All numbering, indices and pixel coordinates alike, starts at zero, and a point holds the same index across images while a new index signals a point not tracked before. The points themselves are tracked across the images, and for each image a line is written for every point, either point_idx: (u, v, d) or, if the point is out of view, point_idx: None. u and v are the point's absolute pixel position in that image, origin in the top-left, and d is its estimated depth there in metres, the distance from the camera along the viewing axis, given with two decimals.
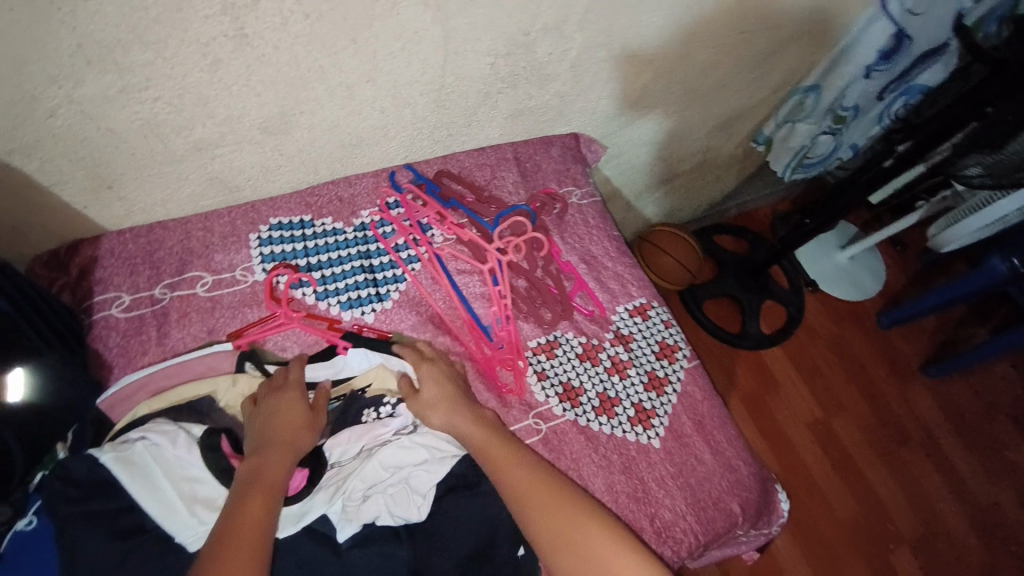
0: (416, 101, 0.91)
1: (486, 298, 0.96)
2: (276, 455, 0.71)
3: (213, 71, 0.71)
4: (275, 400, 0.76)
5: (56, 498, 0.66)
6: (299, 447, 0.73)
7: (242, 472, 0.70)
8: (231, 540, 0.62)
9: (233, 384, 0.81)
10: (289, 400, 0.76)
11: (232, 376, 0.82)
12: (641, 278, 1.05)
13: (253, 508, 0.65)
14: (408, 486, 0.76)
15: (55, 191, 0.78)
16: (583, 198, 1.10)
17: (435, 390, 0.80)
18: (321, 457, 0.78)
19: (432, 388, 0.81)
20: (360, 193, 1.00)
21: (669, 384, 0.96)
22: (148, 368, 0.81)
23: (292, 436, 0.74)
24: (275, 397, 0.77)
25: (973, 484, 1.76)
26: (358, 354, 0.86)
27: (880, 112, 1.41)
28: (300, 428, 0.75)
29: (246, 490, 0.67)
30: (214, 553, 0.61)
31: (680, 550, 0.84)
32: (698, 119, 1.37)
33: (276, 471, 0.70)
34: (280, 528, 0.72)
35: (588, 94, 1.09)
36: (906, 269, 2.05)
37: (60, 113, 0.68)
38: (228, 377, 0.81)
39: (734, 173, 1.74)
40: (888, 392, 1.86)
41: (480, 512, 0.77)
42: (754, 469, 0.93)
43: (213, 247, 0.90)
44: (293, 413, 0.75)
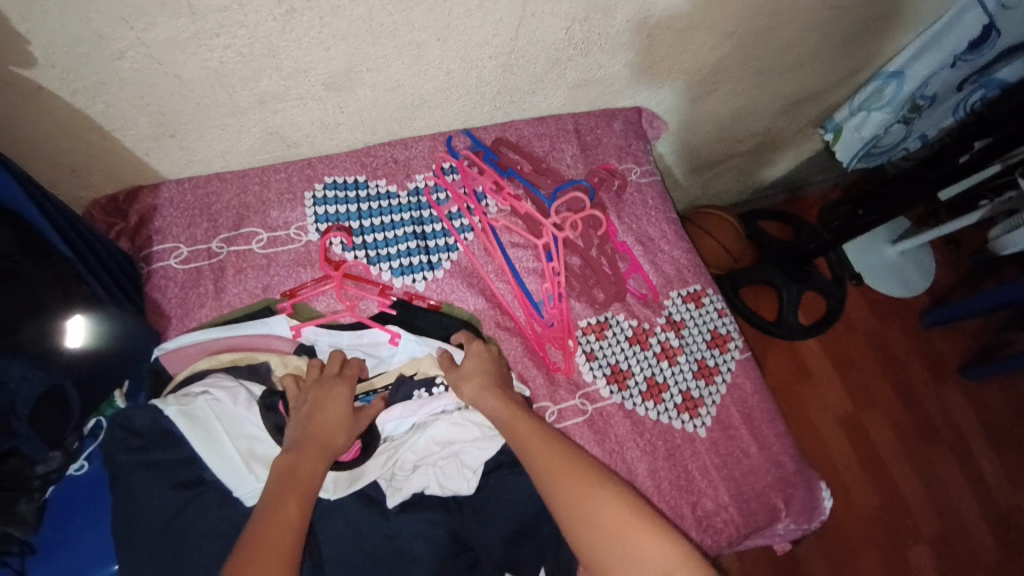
0: (484, 63, 0.87)
1: (538, 274, 0.94)
2: (312, 456, 0.68)
3: (287, 21, 0.67)
4: (318, 392, 0.73)
5: (117, 446, 0.67)
6: (332, 448, 0.70)
7: (275, 468, 0.67)
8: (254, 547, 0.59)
9: (283, 364, 0.80)
10: (334, 395, 0.73)
11: (282, 357, 0.81)
12: (697, 264, 1.02)
13: (282, 512, 0.62)
14: (459, 460, 0.78)
15: (118, 137, 0.76)
16: (642, 175, 1.07)
17: (474, 364, 0.79)
18: (376, 432, 0.79)
19: (469, 367, 0.79)
20: (416, 156, 0.97)
21: (718, 374, 0.94)
22: (209, 332, 0.81)
23: (331, 436, 0.70)
24: (319, 389, 0.73)
25: (1001, 491, 1.73)
26: (407, 346, 0.84)
27: (956, 103, 1.33)
28: (338, 430, 0.71)
29: (276, 490, 0.64)
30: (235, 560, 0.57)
31: (719, 539, 0.85)
32: (765, 98, 1.30)
33: (310, 473, 0.67)
34: (332, 489, 0.74)
35: (660, 66, 1.03)
36: (956, 269, 1.98)
37: (129, 56, 0.65)
38: (280, 356, 0.80)
39: (789, 157, 1.67)
40: (923, 392, 1.82)
41: (527, 488, 0.77)
42: (800, 466, 0.92)
43: (270, 204, 0.90)
44: (334, 411, 0.72)
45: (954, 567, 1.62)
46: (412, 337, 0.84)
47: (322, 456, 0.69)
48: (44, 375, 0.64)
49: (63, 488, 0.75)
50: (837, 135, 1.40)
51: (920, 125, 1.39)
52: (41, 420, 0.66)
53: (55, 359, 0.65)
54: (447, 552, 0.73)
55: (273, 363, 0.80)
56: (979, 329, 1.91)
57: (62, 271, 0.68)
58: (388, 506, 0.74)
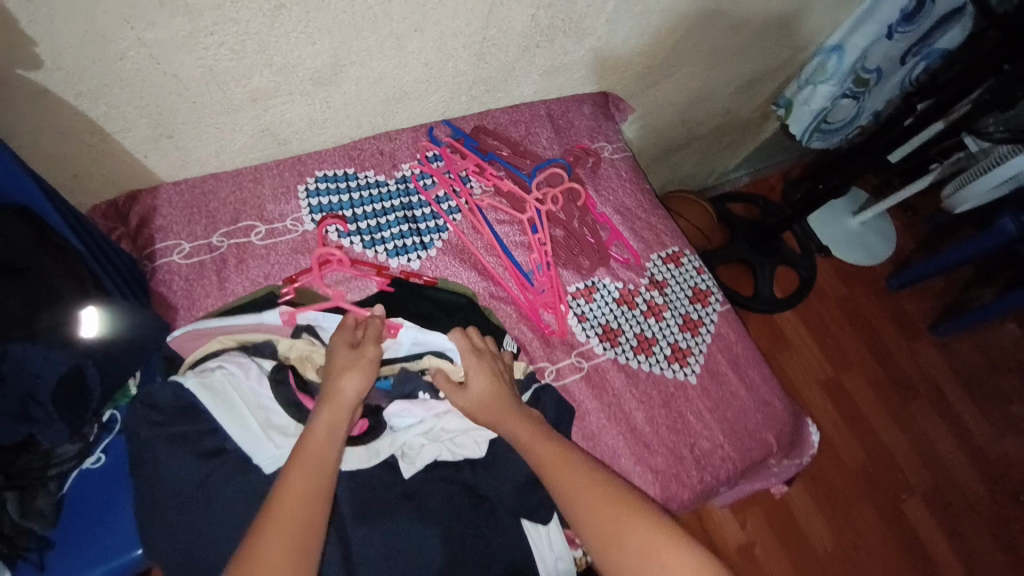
0: (459, 53, 0.93)
1: (526, 247, 1.00)
2: (333, 410, 0.71)
3: (275, 16, 0.73)
4: (333, 353, 0.76)
5: (141, 421, 0.72)
6: (341, 391, 0.72)
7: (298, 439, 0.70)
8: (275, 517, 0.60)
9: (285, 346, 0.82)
10: (337, 349, 0.77)
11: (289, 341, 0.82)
12: (673, 229, 1.09)
13: (300, 476, 0.64)
14: (467, 436, 0.82)
15: (118, 139, 0.81)
16: (614, 152, 1.14)
17: (483, 385, 0.80)
18: (382, 419, 0.81)
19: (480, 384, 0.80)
20: (400, 148, 1.03)
21: (703, 326, 1.01)
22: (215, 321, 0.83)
23: (346, 387, 0.73)
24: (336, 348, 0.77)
25: (982, 438, 1.81)
26: (409, 334, 0.86)
27: (902, 78, 1.44)
28: (353, 378, 0.73)
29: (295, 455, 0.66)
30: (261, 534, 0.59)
31: (718, 474, 0.90)
32: (721, 79, 1.40)
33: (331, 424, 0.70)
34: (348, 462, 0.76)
35: (622, 49, 1.11)
36: (915, 233, 2.10)
37: (130, 56, 0.70)
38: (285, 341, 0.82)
39: (749, 137, 1.77)
40: (897, 351, 1.90)
41: None
42: (787, 405, 0.98)
43: (265, 199, 0.94)
44: (339, 360, 0.75)
45: (946, 512, 1.68)
46: (413, 328, 0.86)
47: (345, 408, 0.72)
48: (67, 354, 0.66)
49: (82, 478, 0.76)
50: (789, 109, 1.50)
51: (871, 99, 1.48)
52: (60, 402, 0.67)
53: (71, 347, 0.67)
54: (464, 505, 0.77)
55: (278, 342, 0.82)
56: (944, 288, 2.02)
57: (76, 265, 0.71)
58: (405, 475, 0.78)
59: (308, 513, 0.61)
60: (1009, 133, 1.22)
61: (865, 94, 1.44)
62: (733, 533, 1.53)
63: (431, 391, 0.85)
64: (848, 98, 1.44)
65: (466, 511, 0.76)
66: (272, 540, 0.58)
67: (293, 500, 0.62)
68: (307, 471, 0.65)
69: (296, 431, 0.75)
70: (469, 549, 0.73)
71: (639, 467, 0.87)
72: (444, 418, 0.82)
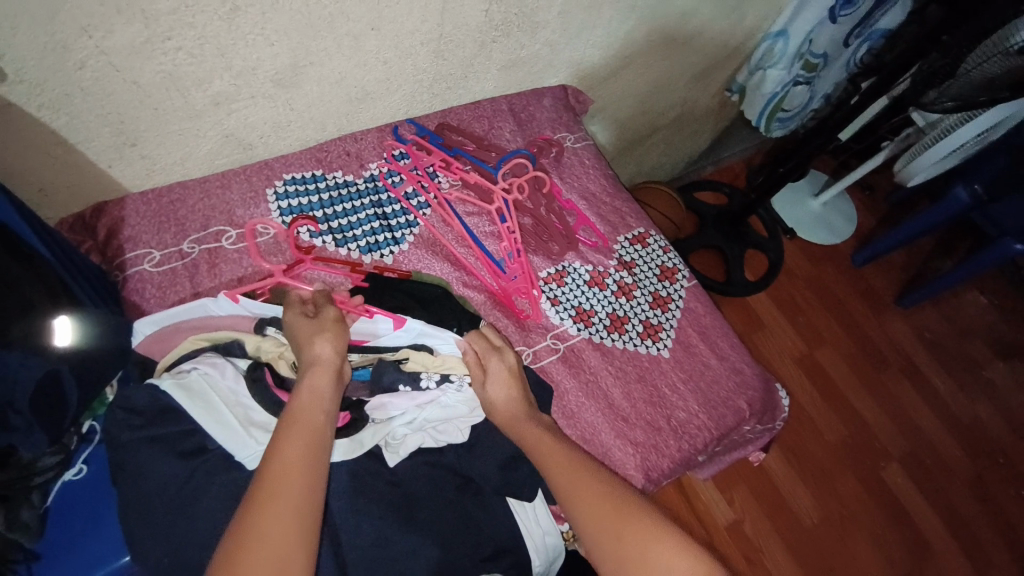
0: (417, 51, 0.96)
1: (496, 236, 1.02)
2: (315, 372, 0.73)
3: (231, 19, 0.74)
4: (296, 324, 0.79)
5: (120, 425, 0.72)
6: (317, 356, 0.74)
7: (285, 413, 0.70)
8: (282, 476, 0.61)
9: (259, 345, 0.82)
10: (299, 324, 0.79)
11: (257, 340, 0.83)
12: (637, 211, 1.14)
13: (297, 438, 0.65)
14: (450, 423, 0.83)
15: (81, 149, 0.81)
16: (577, 141, 1.18)
17: (500, 391, 0.82)
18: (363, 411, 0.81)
19: (500, 391, 0.82)
20: (366, 148, 1.05)
21: (672, 302, 1.05)
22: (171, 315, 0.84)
23: (321, 350, 0.75)
24: (295, 320, 0.79)
25: (953, 403, 1.85)
26: (411, 329, 0.86)
27: (847, 59, 1.48)
28: (325, 341, 0.76)
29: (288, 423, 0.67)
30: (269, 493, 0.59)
31: (696, 442, 0.93)
32: (676, 69, 1.45)
33: (319, 386, 0.72)
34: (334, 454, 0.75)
35: (575, 43, 1.15)
36: (874, 209, 2.18)
37: (89, 64, 0.71)
38: (252, 341, 0.82)
39: (710, 126, 1.83)
40: (867, 325, 1.94)
41: None
42: (756, 370, 1.03)
43: (234, 204, 0.95)
44: (306, 330, 0.77)
45: (927, 478, 1.70)
46: (416, 323, 0.86)
47: (328, 369, 0.74)
48: (43, 360, 0.66)
49: (65, 489, 0.75)
50: (742, 94, 1.59)
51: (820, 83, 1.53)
52: (41, 412, 0.68)
53: (45, 355, 0.66)
54: (450, 487, 0.78)
55: (246, 342, 0.83)
56: (907, 260, 2.09)
57: (46, 275, 0.70)
58: (388, 465, 0.77)
59: (312, 470, 0.63)
60: (955, 102, 1.16)
61: (816, 79, 1.47)
62: (721, 512, 1.52)
63: (411, 382, 0.85)
64: (800, 83, 1.48)
65: (452, 494, 0.77)
66: (280, 498, 0.59)
67: (295, 459, 0.63)
68: (303, 431, 0.66)
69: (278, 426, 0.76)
70: (456, 529, 0.74)
71: (619, 441, 0.89)
72: (426, 407, 0.83)
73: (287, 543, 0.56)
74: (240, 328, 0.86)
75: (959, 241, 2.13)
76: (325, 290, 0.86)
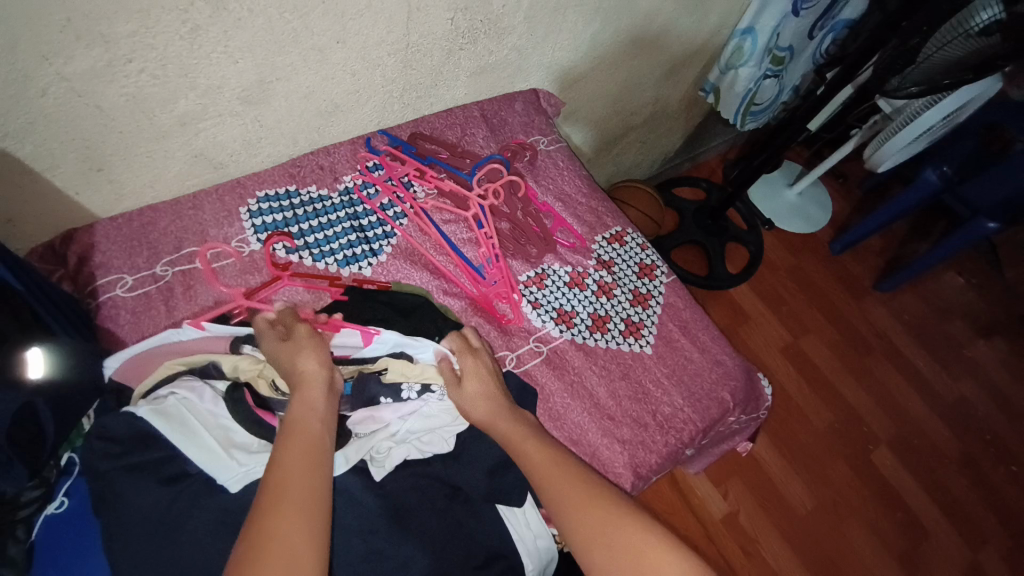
0: (385, 61, 0.96)
1: (474, 242, 1.03)
2: (305, 388, 0.72)
3: (193, 38, 0.74)
4: (277, 346, 0.78)
5: (97, 455, 0.70)
6: (303, 373, 0.74)
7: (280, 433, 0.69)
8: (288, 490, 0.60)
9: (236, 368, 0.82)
10: (278, 347, 0.78)
11: (232, 361, 0.82)
12: (613, 210, 1.15)
13: (299, 452, 0.65)
14: (434, 432, 0.84)
15: (47, 177, 0.79)
16: (550, 144, 1.19)
17: (476, 385, 0.82)
18: (346, 427, 0.81)
19: (474, 384, 0.82)
20: (339, 161, 1.04)
21: (652, 298, 1.06)
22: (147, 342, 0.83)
23: (305, 366, 0.75)
24: (274, 344, 0.78)
25: (937, 383, 1.89)
26: (390, 339, 0.86)
27: (813, 51, 1.50)
28: (308, 356, 0.76)
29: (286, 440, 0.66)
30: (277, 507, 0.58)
31: (682, 436, 0.94)
32: (646, 69, 1.47)
33: (312, 400, 0.71)
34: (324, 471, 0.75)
35: (543, 46, 1.16)
36: (848, 196, 2.22)
37: (51, 91, 0.70)
38: (229, 362, 0.82)
39: (683, 123, 1.85)
40: (848, 311, 1.97)
41: None
42: (738, 361, 1.05)
43: (207, 224, 0.94)
44: (287, 351, 0.77)
45: (915, 459, 1.73)
46: (394, 333, 0.86)
47: (317, 383, 0.74)
48: (16, 394, 0.64)
49: (48, 524, 0.70)
50: (717, 94, 1.58)
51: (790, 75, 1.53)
52: (20, 445, 0.66)
53: (20, 387, 0.65)
54: (440, 495, 0.78)
55: (222, 362, 0.82)
56: (884, 244, 2.13)
57: (17, 306, 0.68)
58: (375, 479, 0.76)
59: (315, 480, 0.63)
60: (920, 87, 1.18)
61: (785, 71, 1.46)
62: (716, 505, 1.53)
63: (393, 394, 0.85)
64: (770, 77, 1.46)
65: (442, 503, 0.77)
66: (290, 510, 0.58)
67: (298, 470, 0.63)
68: (303, 443, 0.66)
69: (259, 447, 0.76)
70: (448, 537, 0.74)
71: (606, 440, 0.90)
72: (411, 418, 0.83)
73: (299, 551, 0.56)
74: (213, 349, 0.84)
75: (932, 223, 2.17)
76: (288, 308, 0.84)
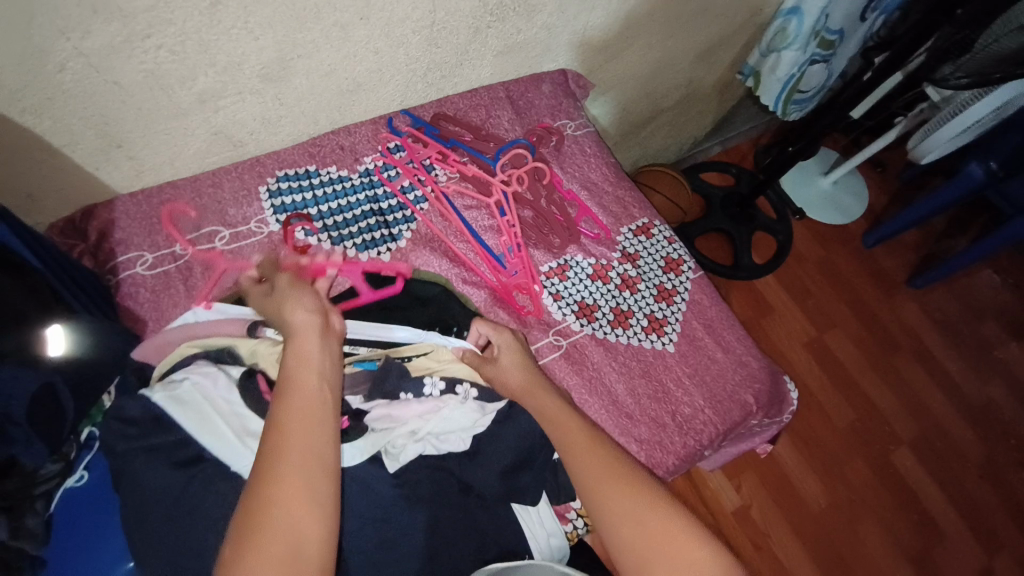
0: (410, 39, 0.92)
1: (495, 230, 1.00)
2: (299, 339, 0.69)
3: (212, 13, 0.71)
4: (264, 301, 0.78)
5: (115, 436, 0.71)
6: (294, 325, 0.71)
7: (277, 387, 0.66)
8: (281, 457, 0.58)
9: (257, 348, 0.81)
10: (273, 302, 0.75)
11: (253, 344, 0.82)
12: (641, 200, 1.11)
13: (294, 411, 0.62)
14: (451, 433, 0.81)
15: (66, 152, 0.78)
16: (577, 129, 1.15)
17: (511, 357, 0.85)
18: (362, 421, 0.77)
19: (509, 356, 0.86)
20: (360, 141, 1.02)
21: (677, 294, 1.03)
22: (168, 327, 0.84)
23: (297, 316, 0.71)
24: (262, 298, 0.79)
25: (965, 384, 1.83)
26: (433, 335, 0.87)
27: (864, 33, 1.41)
28: (297, 306, 0.72)
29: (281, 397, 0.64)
30: (271, 478, 0.57)
31: (701, 438, 0.92)
32: (681, 48, 1.40)
33: (307, 351, 0.68)
34: (348, 458, 0.74)
35: (574, 24, 1.11)
36: (886, 187, 2.12)
37: (69, 67, 0.68)
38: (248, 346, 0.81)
39: (716, 106, 1.77)
40: (877, 307, 1.90)
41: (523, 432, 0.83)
42: (763, 363, 1.02)
43: (226, 203, 0.93)
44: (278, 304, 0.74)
45: (937, 462, 1.68)
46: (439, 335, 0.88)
47: (311, 331, 0.70)
48: (35, 372, 0.64)
49: (67, 497, 0.71)
50: (755, 78, 1.49)
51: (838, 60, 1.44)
52: (38, 424, 0.66)
53: (38, 366, 0.65)
54: (452, 491, 0.77)
55: (240, 348, 0.81)
56: (921, 240, 2.04)
57: (36, 282, 0.67)
58: (388, 470, 0.75)
59: (313, 431, 0.62)
60: (970, 78, 1.08)
61: (834, 56, 1.38)
62: (729, 498, 1.51)
63: (414, 390, 0.83)
64: (816, 62, 1.38)
65: (454, 498, 0.76)
66: (285, 480, 0.57)
67: (291, 434, 0.60)
68: (298, 403, 0.63)
69: None
70: (458, 532, 0.74)
71: (623, 439, 0.88)
72: (430, 417, 0.81)
73: (299, 524, 0.55)
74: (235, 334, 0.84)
75: (973, 219, 2.07)
76: (269, 260, 0.87)
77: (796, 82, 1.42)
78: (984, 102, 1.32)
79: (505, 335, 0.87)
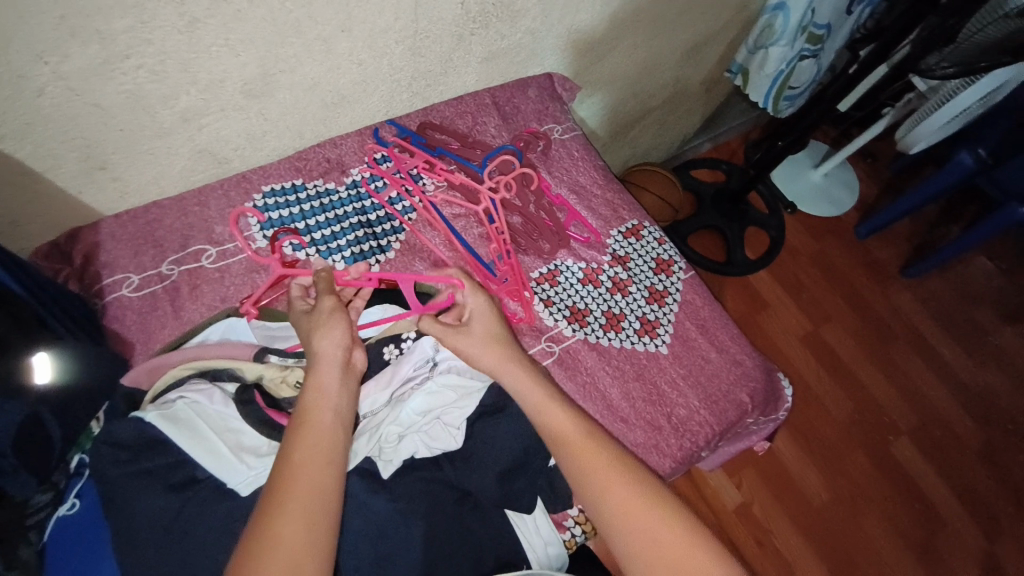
0: (393, 49, 0.92)
1: (484, 238, 1.01)
2: (321, 371, 0.68)
3: (191, 31, 0.71)
4: (301, 316, 0.75)
5: (106, 460, 0.70)
6: (319, 356, 0.69)
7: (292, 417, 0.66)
8: (288, 490, 0.58)
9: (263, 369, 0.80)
10: (303, 324, 0.73)
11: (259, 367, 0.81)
12: (630, 202, 1.11)
13: (307, 444, 0.63)
14: (442, 422, 0.82)
15: (49, 177, 0.78)
16: (564, 133, 1.15)
17: (487, 324, 0.79)
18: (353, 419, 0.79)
19: (485, 323, 0.79)
20: (346, 153, 1.02)
21: (669, 296, 1.03)
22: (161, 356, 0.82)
23: (323, 347, 0.70)
24: (303, 314, 0.75)
25: (962, 372, 1.83)
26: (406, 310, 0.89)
27: (851, 26, 1.40)
28: (326, 335, 0.70)
29: (297, 428, 0.64)
30: (276, 511, 0.57)
31: (697, 440, 0.92)
32: (666, 47, 1.40)
33: (326, 384, 0.68)
34: None
35: (558, 29, 1.11)
36: (877, 178, 2.12)
37: (48, 91, 0.68)
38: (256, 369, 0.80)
39: (704, 103, 1.77)
40: (871, 297, 1.90)
41: (518, 440, 0.82)
42: (757, 361, 1.01)
43: (213, 220, 0.93)
44: (307, 327, 0.73)
45: (937, 452, 1.68)
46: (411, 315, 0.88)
47: (333, 363, 0.69)
48: (22, 404, 0.62)
49: (60, 525, 0.72)
50: (743, 75, 1.49)
51: (826, 55, 1.43)
52: (25, 453, 0.65)
53: (25, 395, 0.64)
54: (449, 502, 0.77)
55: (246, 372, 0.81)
56: (913, 229, 2.05)
57: (18, 309, 0.67)
58: (383, 476, 0.76)
59: (325, 481, 0.61)
60: (957, 67, 1.09)
61: (822, 51, 1.37)
62: (729, 495, 1.51)
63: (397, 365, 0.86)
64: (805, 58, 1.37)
65: (451, 509, 0.76)
66: (290, 514, 0.57)
67: (301, 467, 0.60)
68: (314, 436, 0.63)
69: (268, 449, 0.75)
70: (454, 545, 0.73)
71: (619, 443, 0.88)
72: (415, 402, 0.82)
73: (298, 561, 0.55)
74: (238, 356, 0.83)
75: (964, 206, 2.08)
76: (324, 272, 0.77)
77: (784, 78, 1.42)
78: (971, 90, 1.32)
79: (479, 326, 0.79)
